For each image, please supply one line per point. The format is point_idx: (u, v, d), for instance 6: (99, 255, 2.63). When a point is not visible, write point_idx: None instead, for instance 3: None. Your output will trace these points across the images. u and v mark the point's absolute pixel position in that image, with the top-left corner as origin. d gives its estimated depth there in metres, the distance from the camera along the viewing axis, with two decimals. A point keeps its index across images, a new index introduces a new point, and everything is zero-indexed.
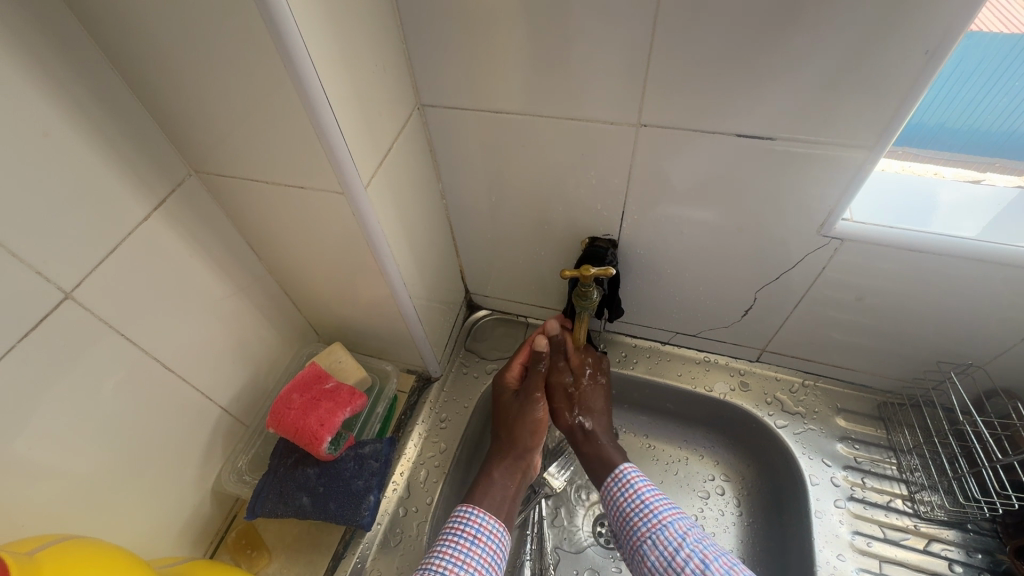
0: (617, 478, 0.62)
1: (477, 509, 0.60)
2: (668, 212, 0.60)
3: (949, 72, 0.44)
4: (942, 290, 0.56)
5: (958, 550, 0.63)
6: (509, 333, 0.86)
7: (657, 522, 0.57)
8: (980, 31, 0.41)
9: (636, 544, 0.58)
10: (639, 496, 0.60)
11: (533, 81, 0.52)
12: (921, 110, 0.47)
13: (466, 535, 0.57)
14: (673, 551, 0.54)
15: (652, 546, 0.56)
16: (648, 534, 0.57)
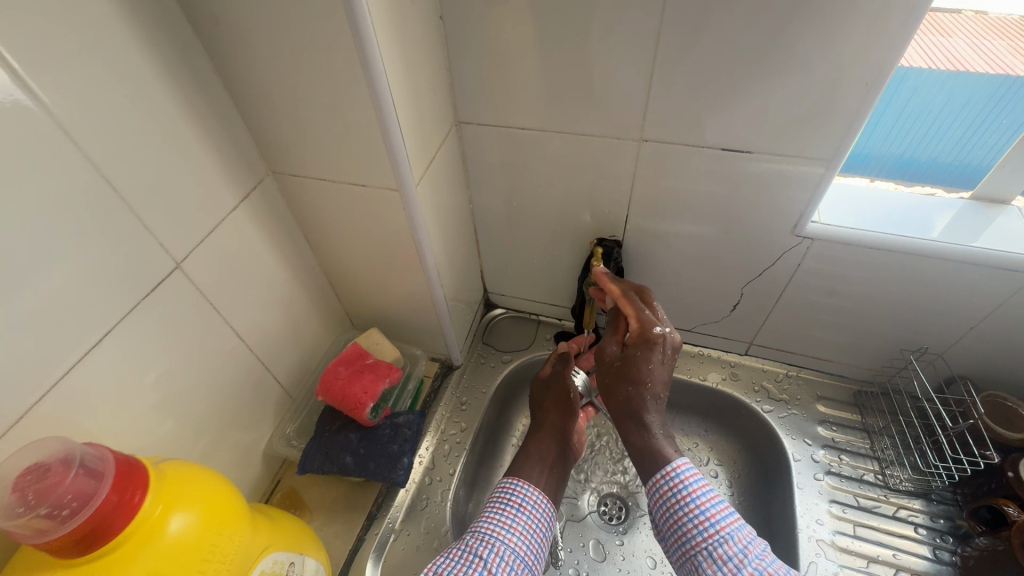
0: (669, 477, 0.56)
1: (521, 480, 0.67)
2: (666, 215, 0.70)
3: (941, 109, 0.59)
4: (899, 285, 0.66)
5: (923, 516, 0.70)
6: (522, 329, 0.95)
7: (715, 533, 0.53)
8: (968, 73, 0.56)
9: (688, 552, 0.54)
10: (691, 500, 0.55)
11: (553, 104, 0.62)
12: (922, 141, 0.63)
13: (512, 503, 0.65)
14: (733, 567, 0.51)
15: (709, 559, 0.52)
16: (704, 546, 0.53)
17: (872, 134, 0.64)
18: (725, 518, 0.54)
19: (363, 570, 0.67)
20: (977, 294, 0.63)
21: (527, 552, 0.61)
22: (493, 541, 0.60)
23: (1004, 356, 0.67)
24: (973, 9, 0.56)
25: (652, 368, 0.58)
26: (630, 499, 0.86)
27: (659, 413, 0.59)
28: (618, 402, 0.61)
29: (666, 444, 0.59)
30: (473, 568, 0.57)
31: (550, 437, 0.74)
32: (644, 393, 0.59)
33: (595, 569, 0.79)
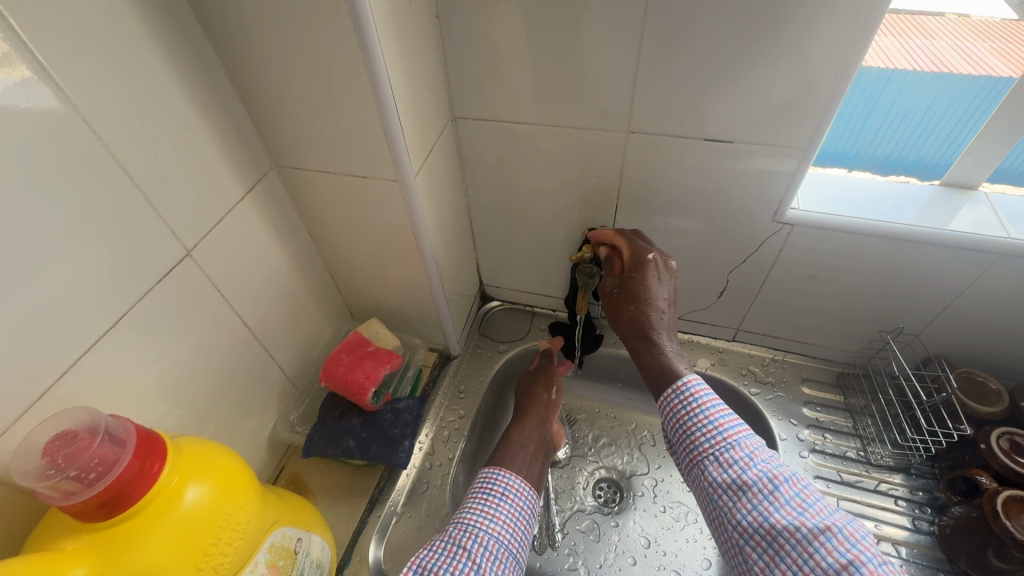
0: (679, 391, 0.59)
1: (503, 469, 0.69)
2: (654, 205, 0.73)
3: (924, 108, 0.63)
4: (876, 268, 0.70)
5: (902, 489, 0.73)
6: (518, 320, 0.98)
7: (723, 440, 0.56)
8: (950, 73, 0.59)
9: (696, 458, 0.57)
10: (700, 411, 0.58)
11: (545, 99, 0.65)
12: (909, 140, 0.67)
13: (494, 492, 0.66)
14: (738, 470, 0.54)
15: (715, 464, 0.55)
16: (711, 452, 0.56)
17: (861, 138, 0.68)
18: (732, 428, 0.56)
19: (366, 551, 0.69)
20: (948, 275, 0.67)
21: (511, 541, 0.61)
22: (476, 531, 0.60)
23: (976, 334, 0.71)
24: (956, 13, 0.61)
25: (652, 285, 0.64)
26: (625, 483, 0.88)
27: (665, 329, 0.64)
28: (626, 325, 0.65)
29: (676, 359, 0.62)
30: (459, 560, 0.56)
31: (531, 426, 0.78)
32: (648, 308, 0.63)
33: (591, 548, 0.81)
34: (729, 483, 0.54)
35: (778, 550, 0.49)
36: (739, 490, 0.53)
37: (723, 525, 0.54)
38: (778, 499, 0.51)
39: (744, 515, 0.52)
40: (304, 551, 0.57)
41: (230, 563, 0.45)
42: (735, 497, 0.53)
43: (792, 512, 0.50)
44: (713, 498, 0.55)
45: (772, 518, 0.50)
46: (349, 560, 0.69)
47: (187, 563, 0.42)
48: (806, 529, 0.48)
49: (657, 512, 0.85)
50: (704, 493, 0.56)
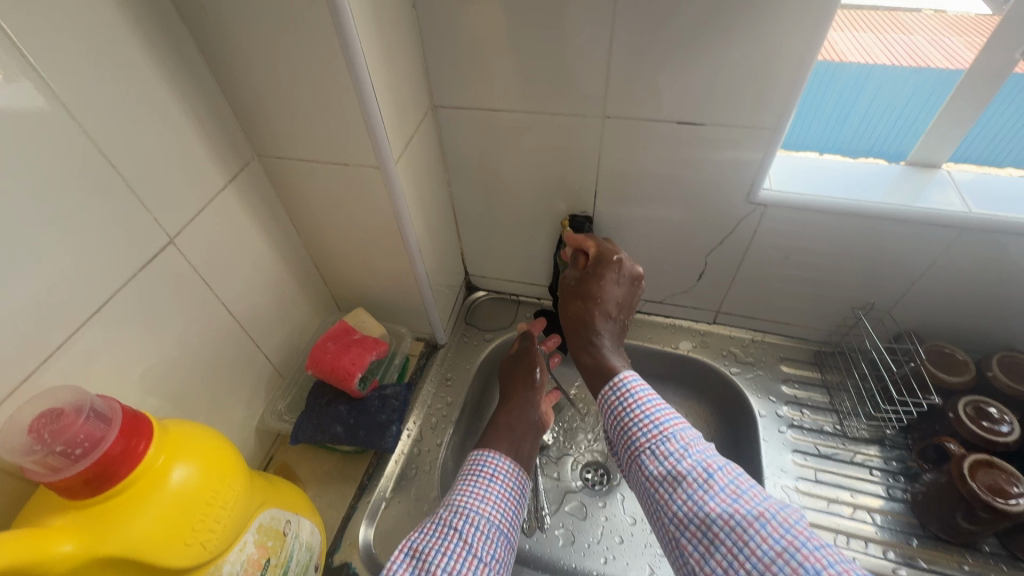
0: (617, 388, 0.62)
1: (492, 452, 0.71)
2: (632, 190, 0.75)
3: (904, 102, 0.67)
4: (847, 247, 0.72)
5: (877, 459, 0.76)
6: (503, 309, 0.99)
7: (658, 434, 0.57)
8: (927, 68, 0.63)
9: (634, 454, 0.58)
10: (637, 407, 0.60)
11: (523, 85, 0.67)
12: (889, 133, 0.70)
13: (484, 474, 0.67)
14: (674, 461, 0.55)
15: (651, 457, 0.56)
16: (648, 445, 0.57)
17: (833, 130, 0.71)
18: (668, 422, 0.58)
19: (356, 536, 0.70)
20: (915, 251, 0.69)
21: (501, 520, 0.63)
22: (467, 511, 0.62)
23: (944, 307, 0.74)
24: (931, 10, 0.66)
25: (606, 284, 0.68)
26: (611, 465, 0.90)
27: (609, 330, 0.67)
28: (574, 316, 0.69)
29: (614, 359, 0.65)
30: (451, 540, 0.58)
31: (518, 409, 0.78)
32: (597, 305, 0.67)
33: (579, 528, 0.83)
34: (665, 475, 0.55)
35: (713, 540, 0.49)
36: (675, 481, 0.54)
37: (662, 518, 0.54)
38: (712, 488, 0.52)
39: (680, 505, 0.53)
40: (293, 533, 0.58)
41: (218, 540, 0.46)
42: (671, 488, 0.54)
43: (727, 499, 0.51)
44: (651, 491, 0.56)
45: (706, 506, 0.51)
46: (339, 545, 0.69)
47: (179, 537, 0.42)
48: (740, 516, 0.48)
49: None
50: (644, 488, 0.57)
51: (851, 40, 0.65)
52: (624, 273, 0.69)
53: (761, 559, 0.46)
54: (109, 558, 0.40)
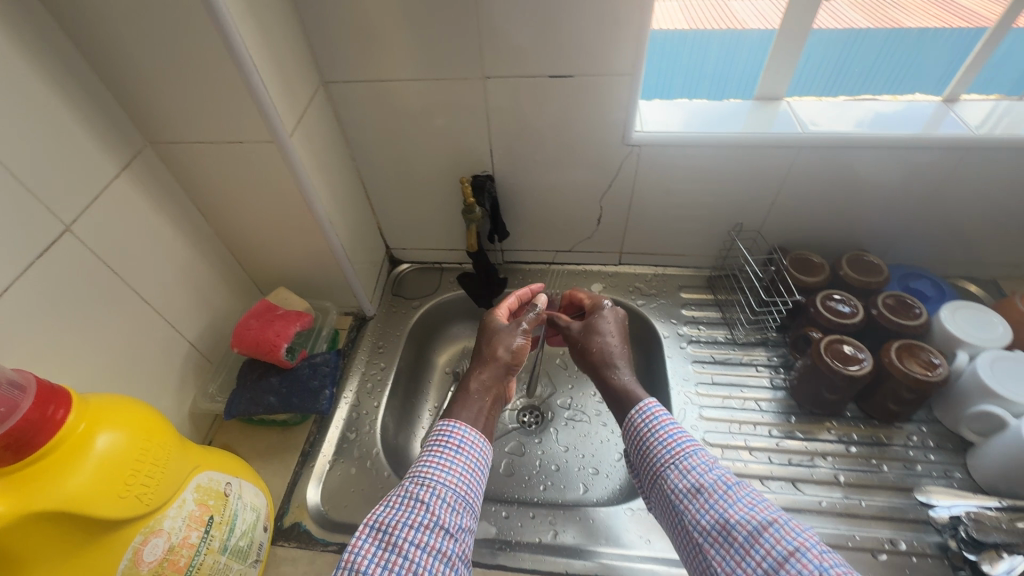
0: (640, 410, 0.62)
1: (457, 421, 0.63)
2: (523, 145, 0.81)
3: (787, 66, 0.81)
4: (716, 178, 0.82)
5: (762, 357, 0.87)
6: (428, 278, 1.04)
7: (681, 450, 0.58)
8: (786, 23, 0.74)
9: (659, 470, 0.59)
10: (659, 426, 0.61)
11: (405, 52, 0.71)
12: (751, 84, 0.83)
13: (451, 445, 0.60)
14: (696, 474, 0.56)
15: (676, 472, 0.57)
16: (672, 460, 0.58)
17: (752, 66, 0.82)
18: (686, 441, 0.59)
19: (303, 498, 0.73)
20: (768, 174, 0.80)
21: (467, 492, 0.58)
22: (434, 487, 0.56)
23: (799, 221, 0.87)
24: None
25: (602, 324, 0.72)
26: (544, 405, 0.98)
27: (625, 361, 0.69)
28: (591, 352, 0.70)
29: (635, 387, 0.65)
30: (415, 513, 0.54)
31: (493, 373, 0.68)
32: (611, 342, 0.70)
33: (518, 464, 0.90)
34: (688, 488, 0.55)
35: (732, 544, 0.50)
36: (696, 492, 0.55)
37: (685, 529, 0.54)
38: (731, 497, 0.53)
39: (700, 514, 0.53)
40: (235, 493, 0.61)
41: (154, 495, 0.49)
42: (694, 500, 0.54)
43: (743, 507, 0.52)
44: (675, 505, 0.56)
45: (725, 513, 0.52)
46: (287, 509, 0.72)
47: (112, 493, 0.45)
48: (756, 521, 0.49)
49: (574, 424, 0.95)
50: (667, 502, 0.57)
51: (752, 8, 0.77)
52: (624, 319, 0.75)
53: (776, 558, 0.47)
54: (42, 518, 0.42)
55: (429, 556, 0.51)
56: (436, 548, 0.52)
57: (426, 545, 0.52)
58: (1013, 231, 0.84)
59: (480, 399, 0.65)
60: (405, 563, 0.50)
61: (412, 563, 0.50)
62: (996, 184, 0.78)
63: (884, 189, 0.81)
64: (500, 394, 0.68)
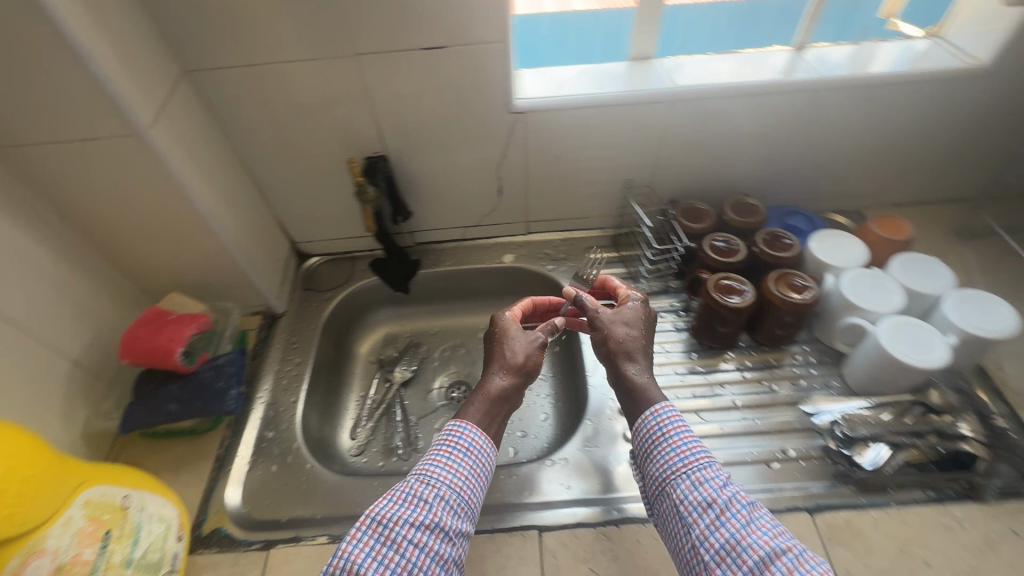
0: (656, 415, 0.60)
1: (468, 423, 0.61)
2: (409, 122, 0.81)
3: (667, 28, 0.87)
4: (599, 139, 0.86)
5: (665, 304, 0.93)
6: (339, 268, 1.03)
7: (695, 461, 0.57)
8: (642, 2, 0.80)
9: (668, 479, 0.57)
10: (674, 435, 0.59)
11: (268, 33, 0.69)
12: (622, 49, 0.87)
13: (459, 447, 0.59)
14: (709, 488, 0.54)
15: (688, 484, 0.55)
16: (685, 471, 0.56)
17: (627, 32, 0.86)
18: (702, 454, 0.57)
19: (222, 503, 0.71)
20: (648, 129, 0.85)
21: (470, 495, 0.58)
22: (438, 488, 0.56)
23: (683, 173, 0.92)
24: None
25: (625, 319, 0.68)
26: (471, 380, 0.99)
27: (643, 356, 0.66)
28: (613, 345, 0.66)
29: (651, 386, 0.63)
30: (417, 511, 0.54)
31: (510, 376, 0.65)
32: (632, 338, 0.67)
33: None
34: (699, 501, 0.54)
35: (739, 565, 0.49)
36: (707, 508, 0.53)
37: (689, 542, 0.53)
38: (743, 517, 0.51)
39: (709, 531, 0.52)
40: (135, 506, 0.58)
41: (21, 519, 0.46)
42: (705, 515, 0.53)
43: (755, 531, 0.50)
44: (682, 515, 0.54)
45: (737, 534, 0.50)
46: (205, 516, 0.70)
47: None
48: (770, 548, 0.48)
49: None
50: (673, 513, 0.56)
51: None
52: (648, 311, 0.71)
53: None
54: None
55: (426, 558, 0.51)
56: (434, 549, 0.52)
57: (425, 546, 0.52)
58: (863, 164, 0.94)
59: (494, 405, 0.63)
60: (401, 562, 0.51)
61: (408, 562, 0.51)
62: (842, 122, 0.87)
63: (751, 136, 0.88)
64: (517, 398, 0.66)
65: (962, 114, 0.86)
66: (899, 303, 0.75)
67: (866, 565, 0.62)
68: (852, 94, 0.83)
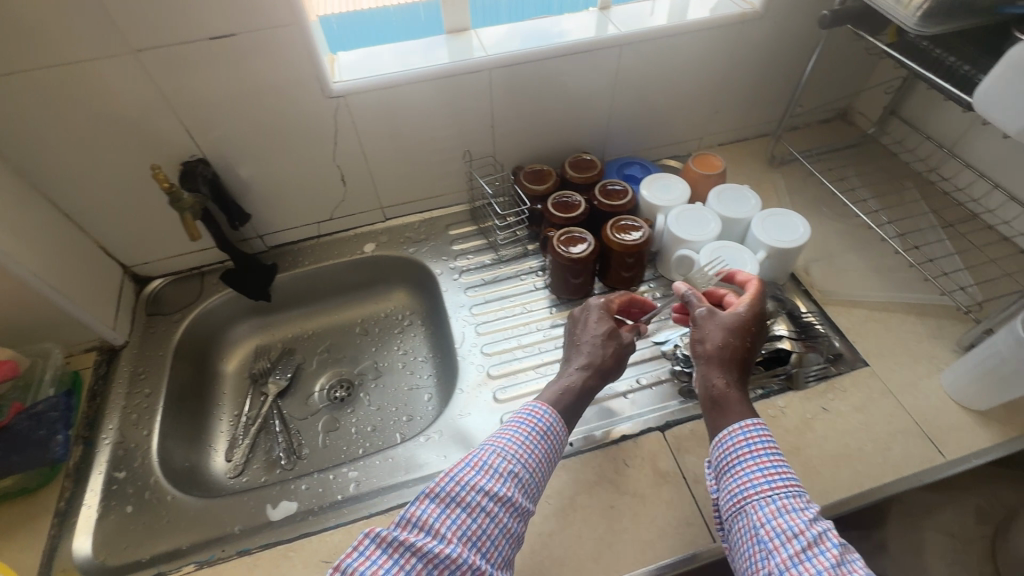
0: (745, 428, 0.57)
1: (547, 407, 0.63)
2: (221, 119, 0.77)
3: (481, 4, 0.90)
4: (428, 115, 0.86)
5: (525, 267, 0.96)
6: (187, 286, 0.95)
7: (783, 488, 0.53)
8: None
9: (749, 501, 0.53)
10: (761, 454, 0.56)
11: (19, 36, 0.62)
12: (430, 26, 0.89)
13: (537, 428, 0.61)
14: (796, 519, 0.50)
15: (773, 510, 0.52)
16: (769, 495, 0.53)
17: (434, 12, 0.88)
18: (789, 479, 0.54)
19: (69, 559, 0.65)
20: (474, 99, 0.87)
21: (538, 478, 0.59)
22: (512, 463, 0.57)
23: (522, 139, 0.96)
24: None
25: (726, 322, 0.62)
26: (352, 376, 0.97)
27: (738, 367, 0.61)
28: (706, 350, 0.62)
29: (734, 399, 0.59)
30: (491, 480, 0.55)
31: (590, 368, 0.66)
32: (730, 346, 0.61)
33: (332, 438, 0.89)
34: (782, 529, 0.50)
35: None
36: (792, 538, 0.49)
37: (763, 569, 0.49)
38: (833, 555, 0.47)
39: (791, 562, 0.48)
40: None
41: None
42: (788, 545, 0.49)
43: (845, 574, 0.46)
44: (761, 540, 0.51)
45: (824, 572, 0.46)
46: None
47: None
48: None
49: (383, 384, 0.96)
50: (747, 538, 0.52)
51: None
52: (761, 320, 0.64)
53: None
54: None
55: (494, 528, 0.53)
56: (502, 522, 0.54)
57: (495, 517, 0.53)
58: (682, 112, 1.02)
59: (570, 402, 0.64)
60: (471, 526, 0.52)
61: (478, 529, 0.52)
62: (654, 74, 0.94)
63: (575, 96, 0.93)
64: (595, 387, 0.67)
65: (751, 55, 0.96)
66: (715, 230, 0.83)
67: None
68: (650, 48, 0.89)
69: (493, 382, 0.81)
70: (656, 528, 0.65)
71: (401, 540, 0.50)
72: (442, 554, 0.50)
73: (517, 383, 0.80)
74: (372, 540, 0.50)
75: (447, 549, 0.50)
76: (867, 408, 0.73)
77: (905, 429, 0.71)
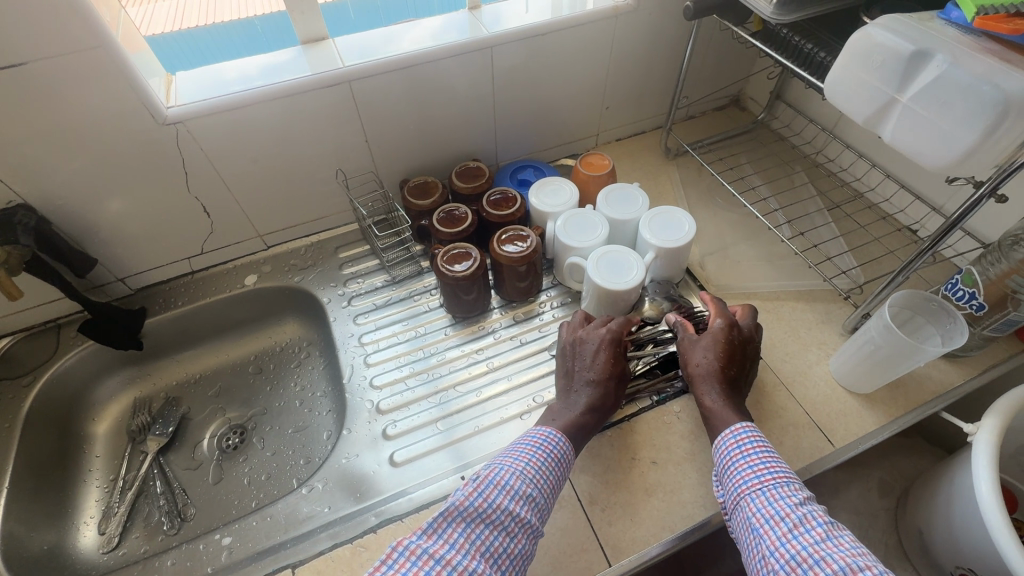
0: (734, 432, 0.56)
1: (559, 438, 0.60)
2: (40, 161, 0.68)
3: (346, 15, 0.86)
4: (289, 135, 0.80)
5: (421, 287, 0.91)
6: (40, 343, 0.85)
7: (770, 475, 0.52)
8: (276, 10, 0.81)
9: (741, 494, 0.53)
10: (750, 452, 0.55)
11: None
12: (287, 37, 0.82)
13: (553, 449, 0.59)
14: (783, 502, 0.50)
15: (761, 496, 0.51)
16: (759, 485, 0.52)
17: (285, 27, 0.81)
18: (779, 469, 0.53)
19: None
20: (339, 115, 0.80)
21: (552, 501, 0.57)
22: (530, 484, 0.56)
23: (404, 152, 0.91)
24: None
25: (710, 340, 0.63)
26: (244, 422, 0.90)
27: (725, 381, 0.61)
28: (692, 368, 0.63)
29: (726, 411, 0.59)
30: (513, 498, 0.54)
31: (594, 397, 0.64)
32: (714, 361, 0.62)
33: (219, 493, 0.82)
34: (770, 514, 0.49)
35: None
36: (779, 521, 0.49)
37: (758, 555, 0.48)
38: (819, 533, 0.47)
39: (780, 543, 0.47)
40: None
41: None
42: (776, 527, 0.48)
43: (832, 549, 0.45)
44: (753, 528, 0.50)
45: (810, 547, 0.46)
46: None
47: None
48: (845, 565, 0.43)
49: (278, 427, 0.88)
50: (743, 529, 0.51)
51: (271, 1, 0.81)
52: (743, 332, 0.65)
53: None
54: None
55: (513, 548, 0.51)
56: (519, 543, 0.52)
57: (514, 537, 0.52)
58: (572, 111, 1.00)
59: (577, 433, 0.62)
60: (493, 543, 0.50)
61: (497, 549, 0.50)
62: (534, 74, 0.90)
63: (455, 102, 0.88)
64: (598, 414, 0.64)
65: (632, 49, 0.94)
66: (602, 234, 0.80)
67: (604, 483, 0.67)
68: (524, 48, 0.85)
69: (382, 417, 0.76)
70: (548, 559, 0.61)
71: (430, 553, 0.48)
72: (467, 569, 0.47)
73: (410, 416, 0.75)
74: (401, 553, 0.48)
75: (473, 564, 0.48)
76: (759, 403, 0.73)
77: (796, 420, 0.71)
